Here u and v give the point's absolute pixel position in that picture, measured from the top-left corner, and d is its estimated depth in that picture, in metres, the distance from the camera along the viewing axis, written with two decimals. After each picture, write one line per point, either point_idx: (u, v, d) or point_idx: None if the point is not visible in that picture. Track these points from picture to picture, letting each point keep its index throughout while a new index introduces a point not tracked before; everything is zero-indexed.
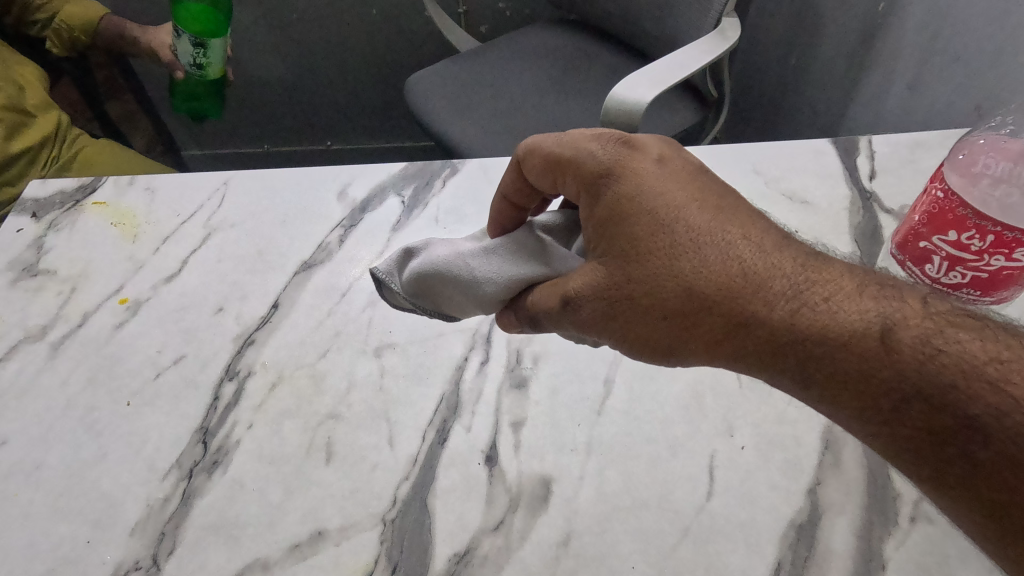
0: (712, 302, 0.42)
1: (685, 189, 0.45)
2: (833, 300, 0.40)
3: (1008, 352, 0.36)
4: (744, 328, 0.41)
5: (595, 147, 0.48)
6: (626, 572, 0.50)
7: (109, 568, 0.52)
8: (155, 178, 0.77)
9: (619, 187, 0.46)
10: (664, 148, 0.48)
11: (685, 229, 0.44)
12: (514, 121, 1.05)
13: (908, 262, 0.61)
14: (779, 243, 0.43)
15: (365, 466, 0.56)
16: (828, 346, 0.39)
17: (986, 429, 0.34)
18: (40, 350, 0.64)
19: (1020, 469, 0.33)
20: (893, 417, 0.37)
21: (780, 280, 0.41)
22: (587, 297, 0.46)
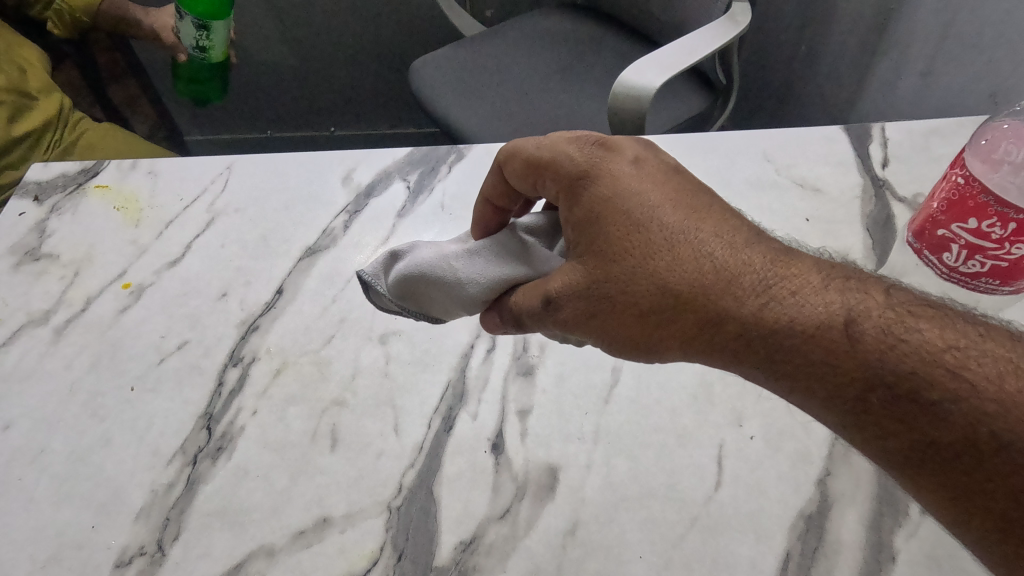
0: (684, 297, 0.41)
1: (658, 187, 0.45)
2: (802, 295, 0.40)
3: (968, 341, 0.36)
4: (714, 323, 0.41)
5: (570, 148, 0.47)
6: (633, 561, 0.50)
7: (114, 553, 0.51)
8: (158, 161, 0.76)
9: (596, 187, 0.45)
10: (637, 147, 0.47)
11: (657, 226, 0.43)
12: (520, 107, 1.03)
13: (924, 250, 0.62)
14: (749, 240, 0.43)
15: (370, 454, 0.55)
16: (799, 341, 0.39)
17: (950, 417, 0.34)
18: (43, 335, 0.63)
19: (979, 451, 0.33)
20: (864, 411, 0.37)
21: (749, 275, 0.41)
22: (568, 295, 0.45)
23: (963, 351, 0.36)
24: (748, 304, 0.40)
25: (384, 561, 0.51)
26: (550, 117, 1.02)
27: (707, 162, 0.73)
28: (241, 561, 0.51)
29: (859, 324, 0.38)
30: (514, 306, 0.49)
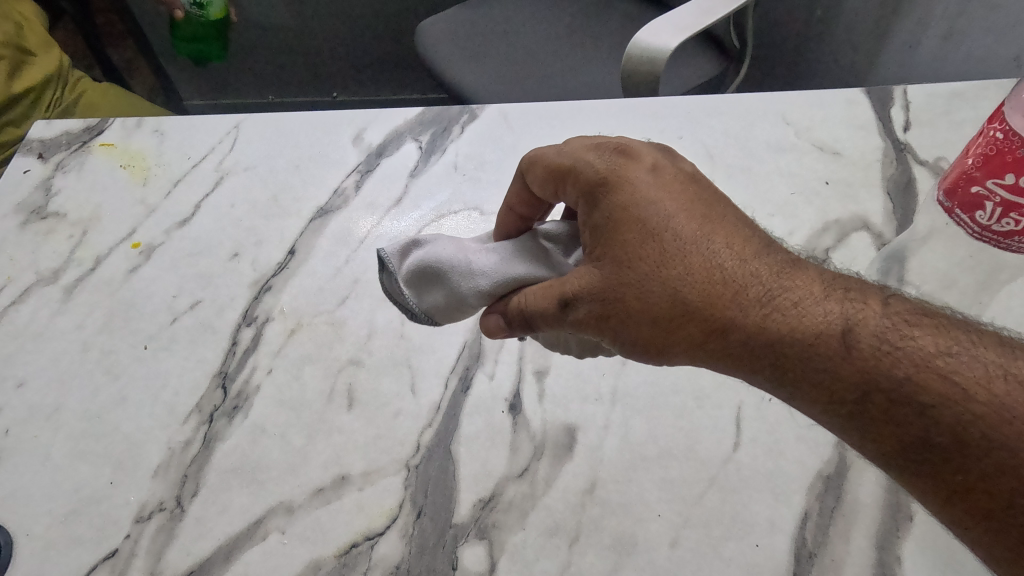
0: (692, 306, 0.40)
1: (674, 195, 0.44)
2: (808, 305, 0.39)
3: (972, 351, 0.36)
4: (721, 332, 0.40)
5: (588, 154, 0.46)
6: (651, 519, 0.50)
7: (133, 509, 0.52)
8: (163, 120, 0.74)
9: (614, 194, 0.44)
10: (655, 154, 0.46)
11: (671, 235, 0.42)
12: (529, 70, 1.01)
13: (955, 210, 0.49)
14: (758, 250, 0.42)
15: (387, 413, 0.55)
16: (804, 352, 0.38)
17: (942, 420, 0.34)
18: (53, 293, 0.63)
19: (970, 452, 0.33)
20: (867, 419, 0.36)
21: (754, 285, 0.40)
22: (586, 298, 0.43)
23: (966, 360, 0.35)
24: (752, 314, 0.39)
25: (404, 518, 0.51)
26: (560, 81, 1.00)
27: (725, 125, 0.72)
28: (261, 517, 0.51)
29: (862, 335, 0.37)
30: (522, 303, 0.46)
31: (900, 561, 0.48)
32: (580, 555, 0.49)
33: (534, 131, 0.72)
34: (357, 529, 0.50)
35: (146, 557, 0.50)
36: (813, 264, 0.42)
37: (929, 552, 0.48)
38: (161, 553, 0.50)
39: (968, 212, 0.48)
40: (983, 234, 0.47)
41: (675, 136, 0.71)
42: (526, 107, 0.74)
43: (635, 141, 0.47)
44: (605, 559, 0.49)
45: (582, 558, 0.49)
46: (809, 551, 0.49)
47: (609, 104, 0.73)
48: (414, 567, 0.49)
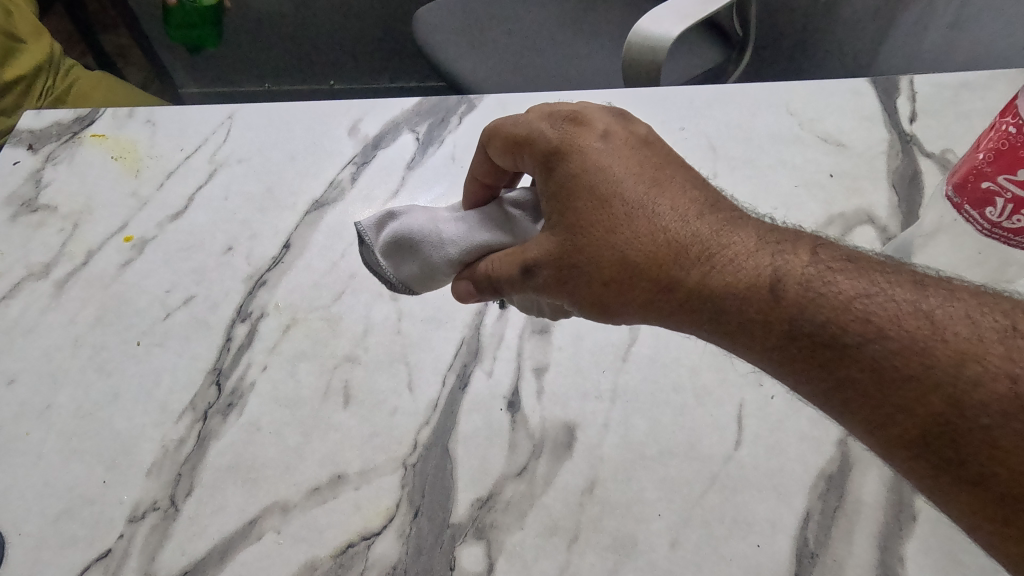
0: (635, 266, 0.40)
1: (625, 160, 0.43)
2: (743, 257, 0.38)
3: (909, 295, 0.34)
4: (661, 288, 0.39)
5: (540, 121, 0.45)
6: (651, 519, 0.49)
7: (126, 508, 0.51)
8: (155, 110, 0.72)
9: (567, 163, 0.43)
10: (608, 119, 0.45)
11: (619, 199, 0.41)
12: (526, 60, 0.99)
13: (965, 206, 0.47)
14: (697, 207, 0.41)
15: (384, 411, 0.54)
16: (739, 304, 0.37)
17: (864, 359, 0.33)
18: (44, 288, 0.62)
19: (895, 388, 0.32)
20: (804, 369, 0.35)
21: (689, 240, 0.39)
22: (546, 261, 0.43)
23: (901, 303, 0.33)
24: (689, 269, 0.39)
25: (401, 518, 0.50)
26: (559, 71, 0.98)
27: (728, 117, 0.70)
28: (256, 517, 0.50)
29: (796, 284, 0.36)
30: (488, 269, 0.46)
31: (903, 561, 0.47)
32: (579, 555, 0.48)
33: None
34: (354, 529, 0.50)
35: (139, 557, 0.49)
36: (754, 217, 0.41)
37: (933, 552, 0.47)
38: (155, 554, 0.49)
39: (978, 208, 0.46)
40: (993, 231, 0.45)
41: (677, 128, 0.70)
42: (526, 97, 0.72)
43: (589, 106, 0.46)
44: (605, 560, 0.48)
45: (581, 559, 0.48)
46: (811, 552, 0.48)
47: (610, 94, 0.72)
48: (411, 567, 0.49)
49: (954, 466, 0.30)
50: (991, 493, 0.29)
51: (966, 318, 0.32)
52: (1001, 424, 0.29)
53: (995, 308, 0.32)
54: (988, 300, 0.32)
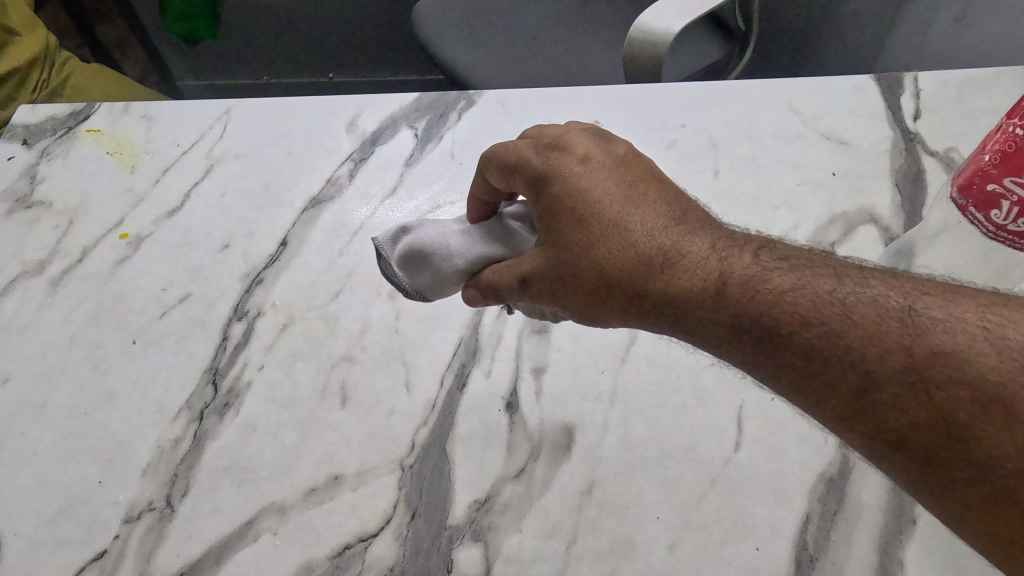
0: (606, 276, 0.40)
1: (605, 181, 0.42)
2: (677, 251, 0.38)
3: (828, 283, 0.34)
4: (624, 292, 0.39)
5: (527, 150, 0.44)
6: (650, 522, 0.49)
7: (122, 508, 0.51)
8: (151, 105, 0.71)
9: (552, 189, 0.43)
10: (589, 143, 0.44)
11: (596, 216, 0.41)
12: (526, 54, 0.98)
13: (970, 207, 0.46)
14: (659, 213, 0.41)
15: (381, 412, 0.54)
16: (675, 295, 0.37)
17: (811, 356, 0.32)
18: (39, 286, 0.61)
19: (845, 386, 0.31)
20: (739, 357, 0.36)
21: (649, 245, 0.39)
22: (541, 278, 0.43)
23: (819, 291, 0.34)
24: (626, 260, 0.39)
25: (398, 519, 0.50)
26: (559, 66, 0.97)
27: (730, 113, 0.69)
28: (251, 518, 0.50)
29: (727, 276, 0.36)
30: (489, 279, 0.46)
31: (903, 565, 0.47)
32: (577, 558, 0.48)
33: (533, 119, 0.70)
34: (351, 530, 0.49)
35: (135, 558, 0.49)
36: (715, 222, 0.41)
37: (933, 556, 0.47)
38: (150, 555, 0.49)
39: (984, 210, 0.45)
40: (998, 233, 0.45)
41: (678, 125, 0.69)
42: (526, 93, 0.71)
43: (571, 130, 0.45)
44: (603, 562, 0.48)
45: (579, 561, 0.48)
46: (810, 555, 0.48)
47: (601, 116, 0.70)
48: (408, 569, 0.48)
49: (909, 449, 0.29)
50: (915, 460, 0.29)
51: (875, 301, 0.32)
52: (910, 397, 0.29)
53: (903, 289, 0.32)
54: (899, 283, 0.33)
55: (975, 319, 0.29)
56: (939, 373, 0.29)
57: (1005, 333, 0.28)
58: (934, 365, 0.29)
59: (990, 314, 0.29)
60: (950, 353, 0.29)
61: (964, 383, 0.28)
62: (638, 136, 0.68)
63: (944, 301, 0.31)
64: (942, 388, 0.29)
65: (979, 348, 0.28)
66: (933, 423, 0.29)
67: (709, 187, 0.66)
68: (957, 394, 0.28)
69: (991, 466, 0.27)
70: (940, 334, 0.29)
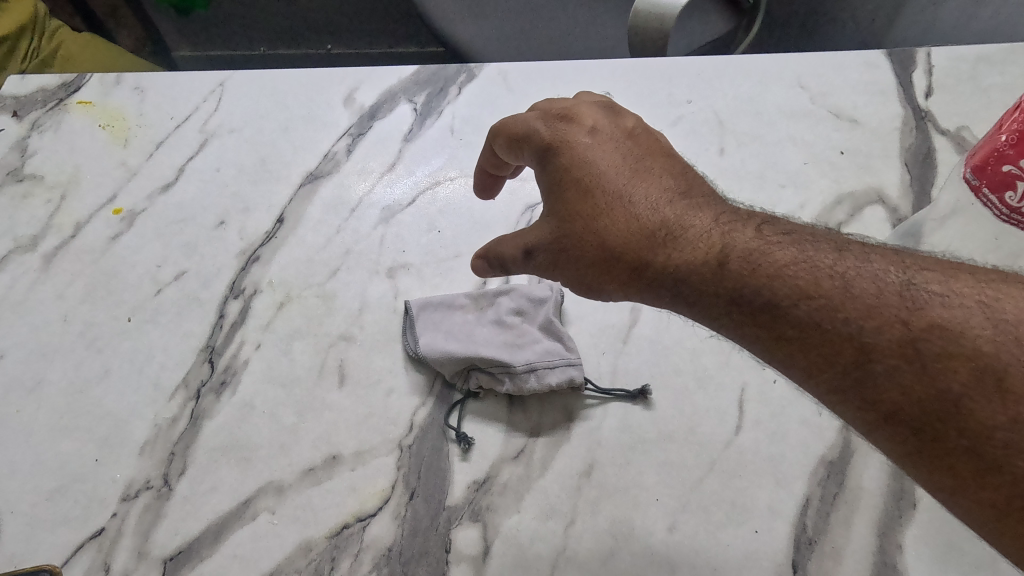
0: (608, 245, 0.39)
1: (612, 155, 0.42)
2: (676, 222, 0.38)
3: (829, 256, 0.33)
4: (621, 260, 0.39)
5: (537, 121, 0.45)
6: (649, 504, 0.49)
7: (120, 487, 0.51)
8: (143, 76, 0.69)
9: (558, 159, 0.43)
10: (597, 114, 0.45)
11: (601, 187, 0.41)
12: (531, 21, 0.94)
13: (984, 190, 0.45)
14: (663, 188, 0.40)
15: (380, 391, 0.53)
16: (671, 267, 0.37)
17: (807, 328, 0.32)
18: (32, 262, 0.60)
19: (840, 357, 0.30)
20: (733, 330, 0.35)
21: (650, 216, 0.39)
22: (547, 246, 0.43)
23: (819, 263, 0.33)
24: (624, 231, 0.39)
25: (396, 499, 0.50)
26: (560, 38, 0.94)
27: (737, 89, 0.68)
28: (249, 497, 0.50)
29: (725, 249, 0.35)
30: (498, 248, 0.46)
31: (902, 548, 0.47)
32: (576, 539, 0.48)
33: (535, 93, 0.68)
34: (349, 510, 0.49)
35: (133, 536, 0.49)
36: (721, 199, 0.40)
37: (933, 541, 0.47)
38: (149, 533, 0.49)
39: (998, 192, 0.44)
40: (1011, 217, 0.44)
41: (684, 101, 0.67)
42: (527, 67, 0.69)
43: (580, 103, 0.46)
44: (601, 544, 0.48)
45: (578, 542, 0.48)
46: (809, 538, 0.48)
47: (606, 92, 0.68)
48: (406, 549, 0.48)
49: (904, 420, 0.29)
50: (907, 431, 0.29)
51: (875, 275, 0.31)
52: (906, 371, 0.29)
53: (903, 264, 0.32)
54: (898, 258, 0.32)
55: (973, 295, 0.29)
56: (936, 346, 0.28)
57: (1004, 309, 0.28)
58: (931, 339, 0.28)
59: (989, 289, 0.29)
60: (946, 326, 0.28)
61: (959, 355, 0.28)
62: (642, 113, 0.66)
63: (943, 277, 0.30)
64: (937, 361, 0.28)
65: (976, 323, 0.28)
66: (925, 396, 0.28)
67: (716, 164, 0.64)
68: (951, 368, 0.28)
69: (982, 438, 0.27)
70: (938, 308, 0.29)
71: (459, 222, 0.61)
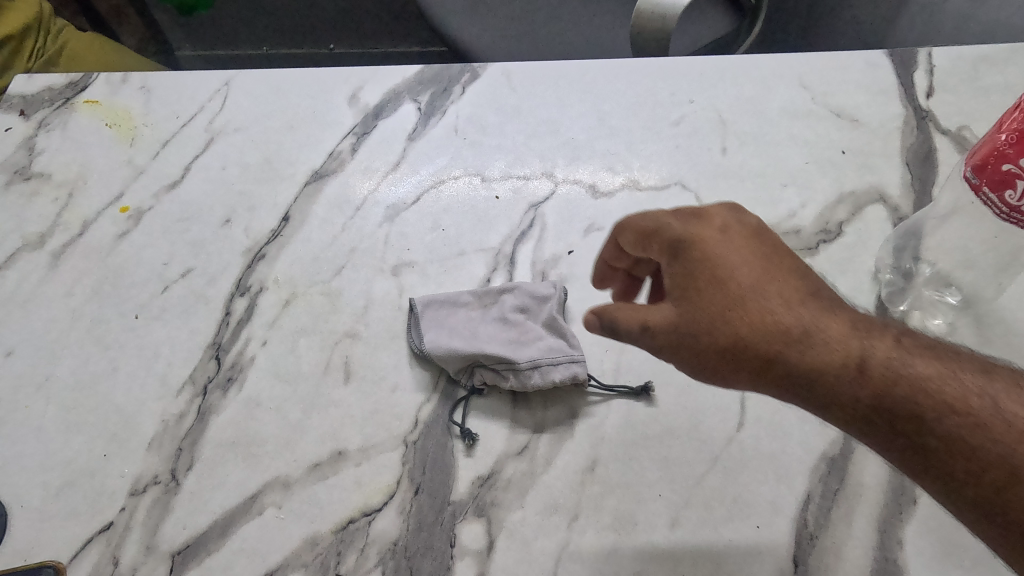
0: (745, 339, 0.38)
1: (745, 250, 0.41)
2: (818, 325, 0.37)
3: (974, 377, 0.34)
4: (760, 357, 0.38)
5: (666, 216, 0.43)
6: (651, 499, 0.49)
7: (127, 481, 0.51)
8: (150, 75, 0.70)
9: (690, 249, 0.41)
10: (725, 211, 0.43)
11: (737, 281, 0.39)
12: (533, 22, 0.95)
13: (983, 189, 0.45)
14: (798, 289, 0.39)
15: (385, 387, 0.54)
16: (815, 369, 0.36)
17: (954, 446, 0.33)
18: (40, 260, 0.61)
19: (987, 476, 0.32)
20: (874, 438, 0.35)
21: (792, 317, 0.38)
22: (671, 328, 0.40)
23: (965, 384, 0.34)
24: (765, 332, 0.37)
25: (402, 494, 0.50)
26: (561, 38, 0.94)
27: (739, 89, 0.68)
28: (257, 492, 0.50)
29: (867, 356, 0.36)
30: (610, 315, 0.42)
31: (903, 543, 0.47)
32: (580, 534, 0.49)
33: (538, 93, 0.68)
34: (355, 506, 0.50)
35: (141, 531, 0.49)
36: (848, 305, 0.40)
37: (932, 536, 0.47)
38: (157, 527, 0.50)
39: (998, 191, 0.44)
40: (1010, 216, 0.44)
41: (686, 101, 0.68)
42: (530, 68, 0.70)
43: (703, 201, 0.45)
44: (604, 539, 0.48)
45: (581, 537, 0.49)
46: (810, 533, 0.48)
47: (609, 91, 0.68)
48: (412, 543, 0.49)
49: None
50: None
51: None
52: None
53: None
54: None
55: None
56: None
57: None
58: None
59: None
60: None
61: None
62: (644, 113, 0.67)
63: None
64: None
65: None
66: None
67: (717, 163, 0.64)
68: None
69: None
70: None
71: (462, 221, 0.62)
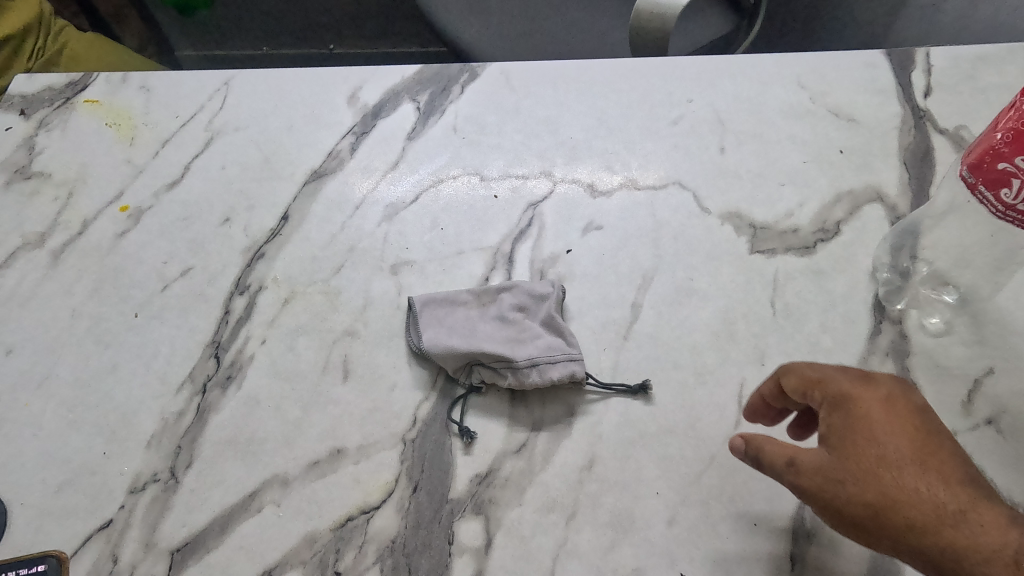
0: (886, 507, 0.36)
1: (912, 422, 0.38)
2: (973, 517, 0.34)
3: None
4: (902, 526, 0.35)
5: (835, 368, 0.41)
6: (648, 497, 0.49)
7: (127, 479, 0.51)
8: (150, 75, 0.70)
9: (849, 407, 0.39)
10: (896, 378, 0.40)
11: (896, 450, 0.37)
12: (532, 21, 0.95)
13: (979, 187, 0.45)
14: (962, 472, 0.36)
15: (383, 385, 0.54)
16: (960, 549, 0.33)
17: None
18: (40, 258, 0.61)
19: None
20: None
21: (944, 498, 0.35)
22: (813, 478, 0.38)
23: None
24: (915, 503, 0.35)
25: (400, 492, 0.50)
26: (560, 38, 0.94)
27: (738, 89, 0.68)
28: (256, 490, 0.51)
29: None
30: (761, 449, 0.42)
31: None
32: (577, 531, 0.49)
33: (537, 93, 0.69)
34: (353, 503, 0.50)
35: (140, 529, 0.50)
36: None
37: None
38: (156, 524, 0.50)
39: (994, 189, 0.44)
40: (1006, 214, 0.44)
41: (684, 100, 0.68)
42: (529, 67, 0.70)
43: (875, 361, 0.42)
44: (602, 537, 0.49)
45: (579, 534, 0.49)
46: (807, 531, 0.48)
47: (607, 91, 0.69)
48: (410, 541, 0.49)
49: None
50: None
51: None
52: None
53: None
54: None
55: None
56: None
57: None
58: None
59: None
60: None
61: None
62: (642, 112, 0.67)
63: None
64: None
65: None
66: None
67: (716, 162, 0.65)
68: None
69: None
70: None
71: (461, 220, 0.62)
